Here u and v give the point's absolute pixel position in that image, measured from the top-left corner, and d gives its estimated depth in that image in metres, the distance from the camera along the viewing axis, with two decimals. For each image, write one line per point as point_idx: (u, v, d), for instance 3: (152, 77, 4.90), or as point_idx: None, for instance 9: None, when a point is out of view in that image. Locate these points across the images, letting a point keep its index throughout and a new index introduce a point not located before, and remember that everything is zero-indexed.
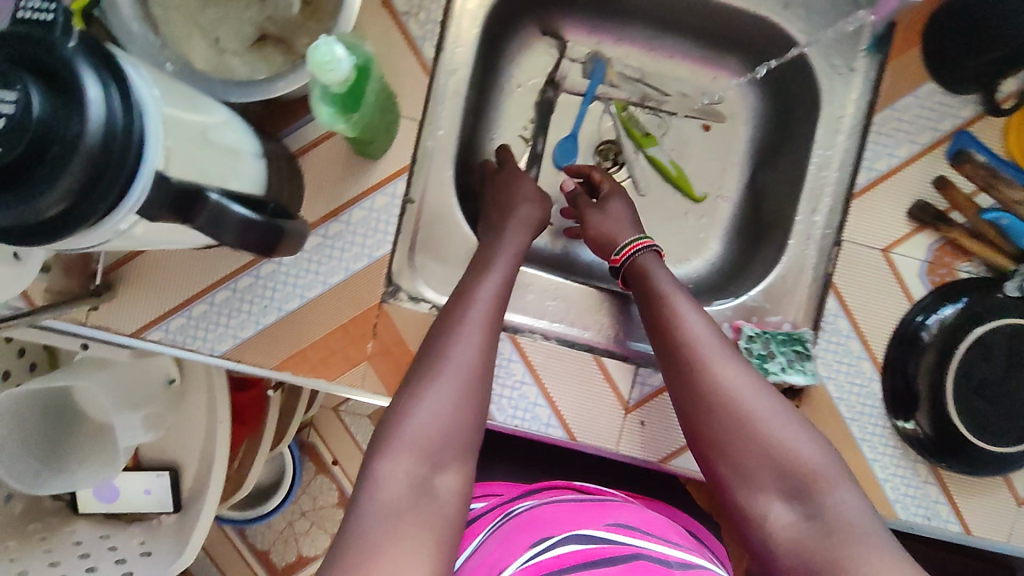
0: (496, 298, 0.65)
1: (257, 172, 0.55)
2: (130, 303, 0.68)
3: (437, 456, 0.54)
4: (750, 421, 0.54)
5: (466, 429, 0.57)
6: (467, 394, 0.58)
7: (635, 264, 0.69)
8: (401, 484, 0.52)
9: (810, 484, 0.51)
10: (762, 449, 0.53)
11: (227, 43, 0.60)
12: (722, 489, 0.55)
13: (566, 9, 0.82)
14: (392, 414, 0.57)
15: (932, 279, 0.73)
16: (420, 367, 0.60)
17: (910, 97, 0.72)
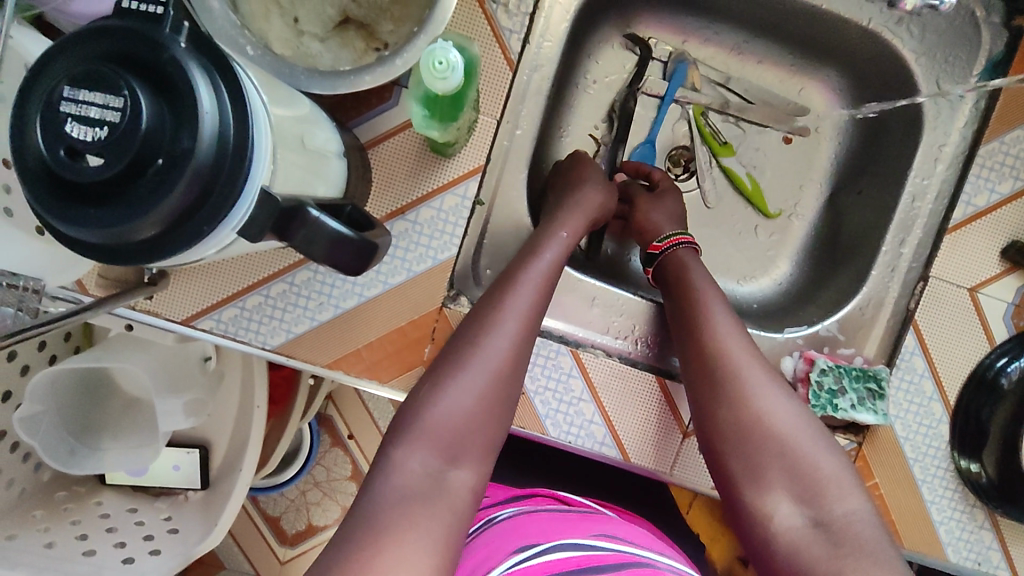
0: (541, 282, 0.60)
1: (339, 173, 0.51)
2: (181, 290, 0.65)
3: (455, 448, 0.52)
4: (766, 424, 0.58)
5: (490, 425, 0.54)
6: (494, 385, 0.55)
7: (678, 258, 0.71)
8: (416, 476, 0.50)
9: (820, 492, 0.54)
10: (776, 452, 0.57)
11: (306, 25, 0.56)
12: (735, 486, 0.58)
13: (655, 4, 0.77)
14: (417, 395, 0.54)
15: (1016, 322, 0.70)
16: (456, 346, 0.56)
17: (1021, 130, 0.67)
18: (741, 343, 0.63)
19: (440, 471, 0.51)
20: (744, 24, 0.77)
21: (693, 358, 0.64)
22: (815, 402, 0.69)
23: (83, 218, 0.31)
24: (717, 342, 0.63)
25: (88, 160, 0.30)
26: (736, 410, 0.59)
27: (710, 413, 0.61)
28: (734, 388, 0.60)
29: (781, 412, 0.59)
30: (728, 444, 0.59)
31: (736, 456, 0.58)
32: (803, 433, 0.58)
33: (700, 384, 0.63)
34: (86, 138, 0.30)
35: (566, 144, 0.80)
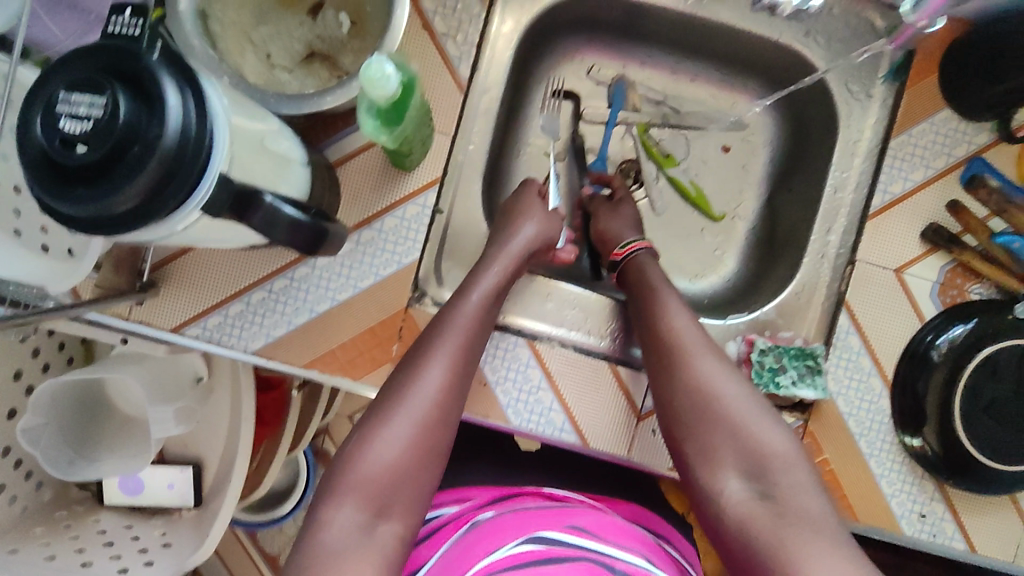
0: (466, 332, 0.66)
1: (301, 179, 0.58)
2: (170, 300, 0.72)
3: (384, 500, 0.58)
4: (713, 406, 0.62)
5: (416, 457, 0.60)
6: (422, 432, 0.61)
7: (637, 262, 0.77)
8: (345, 528, 0.56)
9: (764, 467, 0.59)
10: (723, 431, 0.61)
11: (278, 59, 0.67)
12: (691, 467, 0.63)
13: (594, 33, 0.86)
14: (347, 450, 0.61)
15: (944, 300, 0.75)
16: (385, 398, 0.63)
17: (927, 124, 0.75)
18: (699, 339, 0.67)
19: (370, 522, 0.57)
20: (675, 48, 0.86)
21: (656, 353, 0.68)
22: (759, 380, 0.73)
23: (75, 196, 0.39)
24: (677, 337, 0.67)
25: (76, 148, 0.37)
26: (686, 394, 0.64)
27: (670, 402, 0.65)
28: (693, 380, 0.64)
29: (736, 400, 0.63)
30: (686, 431, 0.64)
31: (693, 441, 0.63)
32: (754, 417, 0.62)
33: (660, 376, 0.67)
34: (76, 129, 0.37)
35: (523, 160, 0.88)
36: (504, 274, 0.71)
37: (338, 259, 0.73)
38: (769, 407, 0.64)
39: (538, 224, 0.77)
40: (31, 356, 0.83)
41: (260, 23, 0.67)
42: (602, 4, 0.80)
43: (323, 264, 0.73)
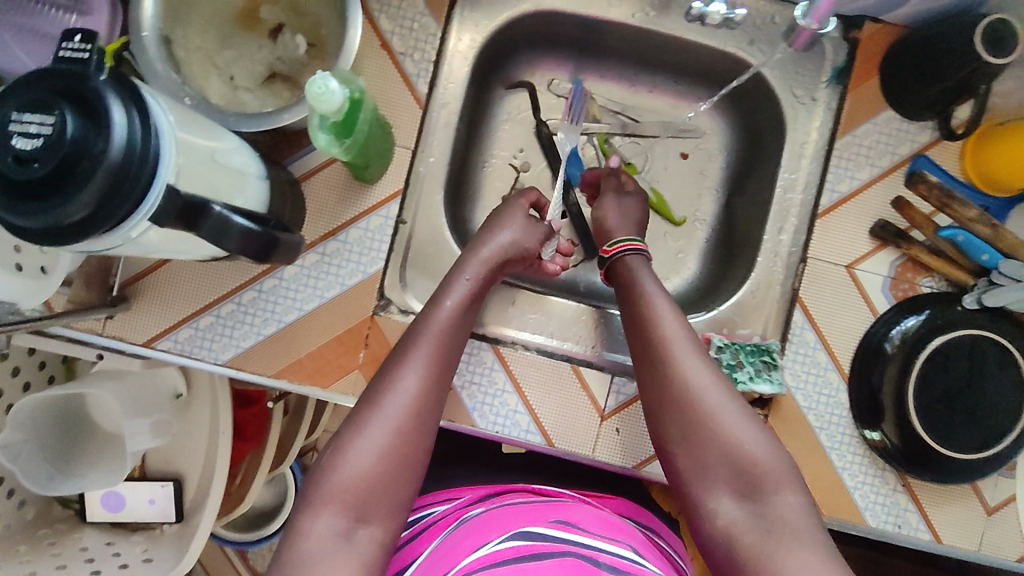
0: (439, 339, 0.66)
1: (258, 191, 0.60)
2: (141, 315, 0.75)
3: (362, 506, 0.57)
4: (710, 420, 0.62)
5: (397, 469, 0.59)
6: (396, 440, 0.60)
7: (626, 264, 0.76)
8: (322, 536, 0.55)
9: (758, 485, 0.59)
10: (720, 449, 0.61)
11: (240, 81, 0.71)
12: (686, 483, 0.63)
13: (551, 49, 0.89)
14: (323, 459, 0.60)
15: (895, 294, 0.77)
16: (361, 407, 0.62)
17: (870, 124, 0.78)
18: (688, 344, 0.67)
19: (350, 527, 0.56)
20: (630, 60, 0.90)
21: (648, 360, 0.68)
22: None
23: (31, 209, 0.41)
24: (668, 343, 0.67)
25: (29, 165, 0.40)
26: (684, 407, 0.64)
27: (663, 413, 0.65)
28: (684, 389, 0.64)
29: (727, 412, 0.63)
30: (679, 443, 0.64)
31: (685, 453, 0.63)
32: (747, 428, 0.62)
33: (652, 385, 0.67)
34: (27, 147, 0.40)
35: (487, 172, 0.91)
36: (478, 282, 0.72)
37: (304, 271, 0.75)
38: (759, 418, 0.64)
39: (516, 232, 0.78)
40: (11, 375, 0.85)
41: (224, 48, 0.71)
42: (556, 21, 0.84)
43: (290, 276, 0.75)
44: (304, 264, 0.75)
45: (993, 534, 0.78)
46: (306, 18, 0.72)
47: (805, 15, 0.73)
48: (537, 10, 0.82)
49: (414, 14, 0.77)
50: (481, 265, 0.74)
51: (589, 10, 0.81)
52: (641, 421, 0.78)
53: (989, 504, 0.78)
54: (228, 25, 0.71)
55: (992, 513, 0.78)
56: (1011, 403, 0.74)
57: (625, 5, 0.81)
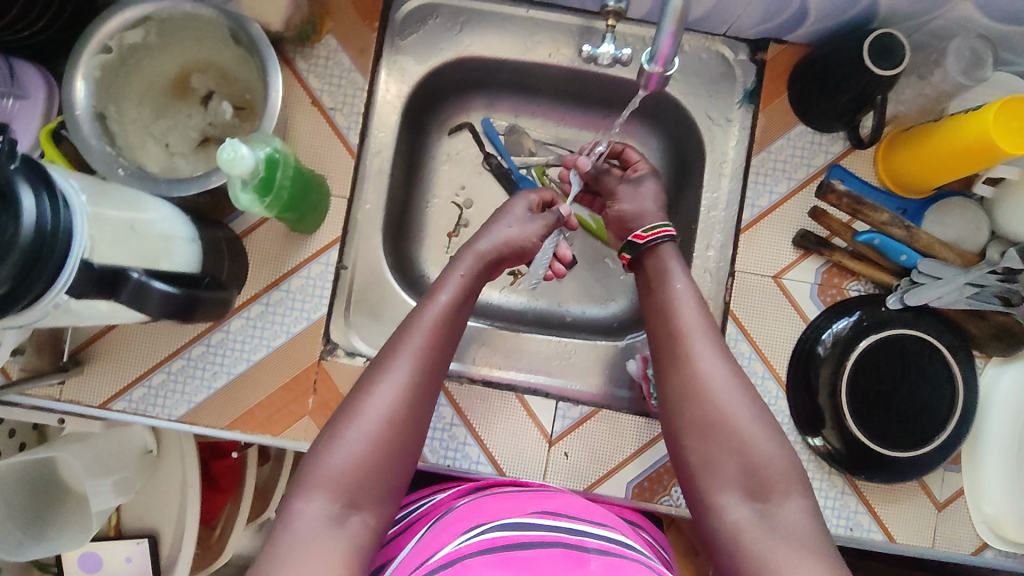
0: (434, 328, 0.66)
1: (188, 252, 0.63)
2: (94, 378, 0.78)
3: (355, 492, 0.58)
4: (725, 421, 0.63)
5: (385, 461, 0.60)
6: (389, 429, 0.61)
7: (656, 250, 0.76)
8: (315, 519, 0.56)
9: (766, 486, 0.60)
10: (732, 448, 0.62)
11: (176, 147, 0.75)
12: (695, 478, 0.64)
13: (481, 90, 0.93)
14: (315, 448, 0.60)
15: (824, 299, 0.80)
16: (354, 396, 0.63)
17: (783, 139, 0.81)
18: (707, 337, 0.68)
19: (341, 513, 0.57)
20: (557, 96, 0.93)
21: (666, 357, 0.69)
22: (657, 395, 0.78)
23: None
24: (684, 340, 0.68)
25: None
26: (700, 404, 0.65)
27: (677, 407, 0.66)
28: (700, 387, 0.65)
29: (741, 411, 0.64)
30: (692, 437, 0.65)
31: (697, 448, 0.64)
32: (758, 429, 0.63)
33: (668, 380, 0.68)
34: None
35: (430, 211, 0.94)
36: (469, 276, 0.72)
37: (249, 323, 0.78)
38: (772, 418, 0.65)
39: (515, 226, 0.77)
40: None
41: (159, 117, 0.75)
42: (480, 66, 0.88)
43: (236, 328, 0.78)
44: (250, 316, 0.78)
45: (945, 529, 0.80)
46: (234, 85, 0.76)
47: (648, 60, 0.56)
48: (460, 57, 0.86)
49: (341, 70, 0.81)
50: (476, 260, 0.73)
51: (509, 53, 0.85)
52: (588, 444, 0.80)
53: (939, 499, 0.80)
54: (161, 97, 0.75)
55: (942, 508, 0.80)
56: (943, 390, 0.76)
57: (542, 46, 0.85)
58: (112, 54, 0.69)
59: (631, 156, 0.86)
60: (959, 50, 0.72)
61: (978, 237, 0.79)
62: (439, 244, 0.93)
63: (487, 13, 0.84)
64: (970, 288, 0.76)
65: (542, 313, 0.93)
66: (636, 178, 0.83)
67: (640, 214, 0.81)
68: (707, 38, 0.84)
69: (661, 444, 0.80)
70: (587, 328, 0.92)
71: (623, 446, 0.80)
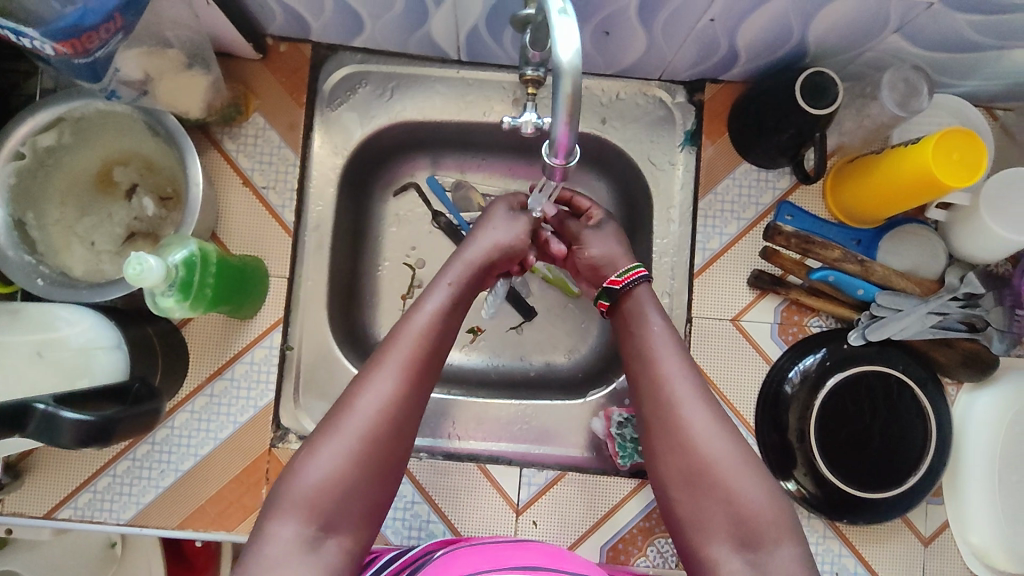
0: (417, 340, 0.62)
1: (112, 361, 0.60)
2: (38, 488, 0.75)
3: (329, 515, 0.53)
4: (710, 467, 0.57)
5: (362, 483, 0.55)
6: (367, 447, 0.56)
7: (634, 295, 0.69)
8: (287, 543, 0.51)
9: (758, 535, 0.55)
10: (720, 496, 0.57)
11: (102, 246, 0.72)
12: (682, 528, 0.58)
13: (423, 148, 0.90)
14: (292, 466, 0.56)
15: (786, 338, 0.78)
16: (334, 411, 0.58)
17: (729, 179, 0.80)
18: (684, 375, 0.62)
19: (316, 537, 0.53)
20: (499, 150, 0.90)
21: (645, 401, 0.63)
22: (622, 454, 0.76)
23: None
24: (662, 381, 0.62)
25: None
26: (683, 450, 0.59)
27: (662, 455, 0.60)
28: (681, 432, 0.59)
29: (727, 456, 0.58)
30: (678, 486, 0.59)
31: (687, 500, 0.58)
32: (744, 472, 0.57)
33: (650, 425, 0.62)
34: None
35: (381, 275, 0.90)
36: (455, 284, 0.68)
37: (194, 416, 0.76)
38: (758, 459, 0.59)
39: (501, 228, 0.72)
40: None
41: (83, 215, 0.72)
42: (417, 128, 0.85)
43: (180, 423, 0.76)
44: (194, 408, 0.76)
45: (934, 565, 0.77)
46: (159, 174, 0.74)
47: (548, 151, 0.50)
48: (395, 122, 0.83)
49: (270, 148, 0.78)
50: (465, 267, 0.69)
51: (445, 114, 0.83)
52: (558, 510, 0.76)
53: (925, 534, 0.77)
54: (83, 194, 0.73)
55: (929, 543, 0.77)
56: (914, 425, 0.74)
57: (477, 105, 0.83)
58: (26, 159, 0.67)
59: (584, 204, 0.78)
60: (893, 82, 0.71)
61: (935, 263, 0.77)
62: (393, 308, 0.90)
63: (418, 76, 0.82)
64: (934, 316, 0.74)
65: (504, 372, 0.90)
66: (596, 224, 0.76)
67: (611, 260, 0.74)
68: (643, 83, 0.82)
69: (632, 502, 0.77)
70: (551, 382, 0.88)
71: (593, 509, 0.76)
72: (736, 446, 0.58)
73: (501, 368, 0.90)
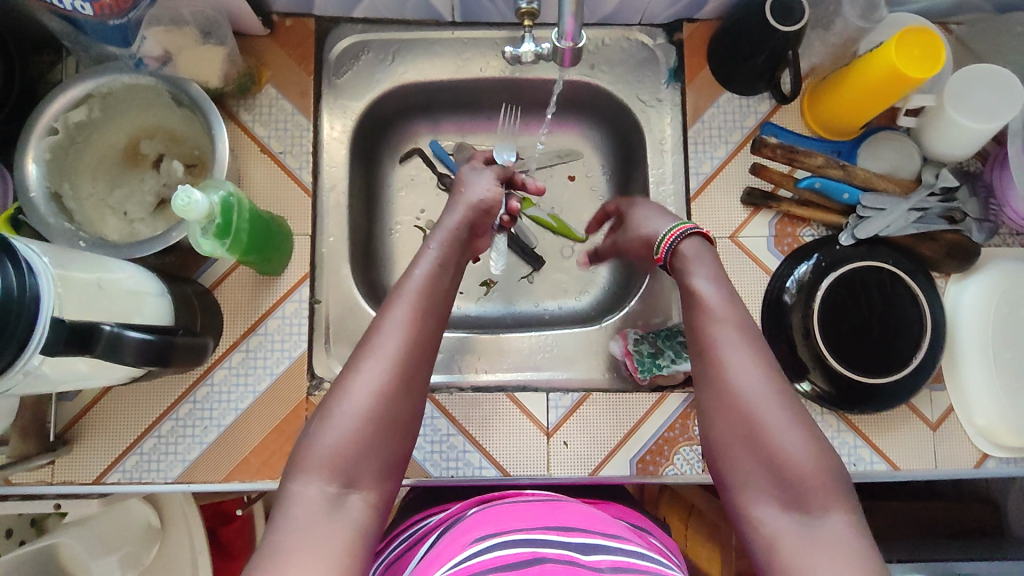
0: (415, 297, 0.64)
1: (160, 308, 0.65)
2: (87, 454, 0.77)
3: (351, 471, 0.55)
4: (759, 429, 0.56)
5: (375, 440, 0.57)
6: (379, 403, 0.57)
7: (680, 256, 0.68)
8: (311, 501, 0.53)
9: (807, 497, 0.54)
10: (767, 458, 0.55)
11: (134, 214, 0.76)
12: (728, 485, 0.58)
13: (424, 114, 0.95)
14: (308, 431, 0.57)
15: (781, 249, 0.84)
16: (348, 363, 0.60)
17: (713, 108, 0.86)
18: (740, 335, 0.60)
19: (339, 494, 0.54)
20: (497, 108, 0.96)
21: (697, 364, 0.62)
22: (642, 367, 0.81)
23: None
24: (716, 346, 0.60)
25: None
26: (733, 412, 0.58)
27: (714, 416, 0.59)
28: (732, 396, 0.58)
29: (778, 418, 0.56)
30: (725, 444, 0.58)
31: (733, 458, 0.57)
32: (797, 436, 0.55)
33: (701, 386, 0.61)
34: None
35: (395, 237, 0.95)
36: (446, 247, 0.70)
37: (231, 372, 0.79)
38: (812, 421, 0.57)
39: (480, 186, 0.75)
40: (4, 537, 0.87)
41: (114, 188, 0.76)
42: (419, 91, 0.90)
43: (218, 379, 0.79)
44: (231, 364, 0.80)
45: (945, 448, 0.81)
46: (183, 144, 0.79)
47: (558, 37, 0.62)
48: (397, 85, 0.88)
49: (285, 115, 0.83)
50: (448, 234, 0.71)
51: (444, 75, 0.89)
52: (586, 428, 0.80)
53: (932, 419, 0.82)
54: (114, 168, 0.77)
55: (937, 428, 0.82)
56: (910, 313, 0.79)
57: (474, 63, 0.89)
58: (60, 135, 0.71)
59: (614, 205, 0.83)
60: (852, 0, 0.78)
61: (912, 165, 0.83)
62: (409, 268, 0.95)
63: (416, 41, 0.88)
64: (915, 212, 0.80)
65: (521, 317, 0.94)
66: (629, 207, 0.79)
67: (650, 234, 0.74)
68: (625, 29, 0.88)
69: (656, 414, 0.81)
70: (567, 321, 0.93)
71: (619, 425, 0.81)
72: (789, 410, 0.56)
73: (518, 312, 0.94)
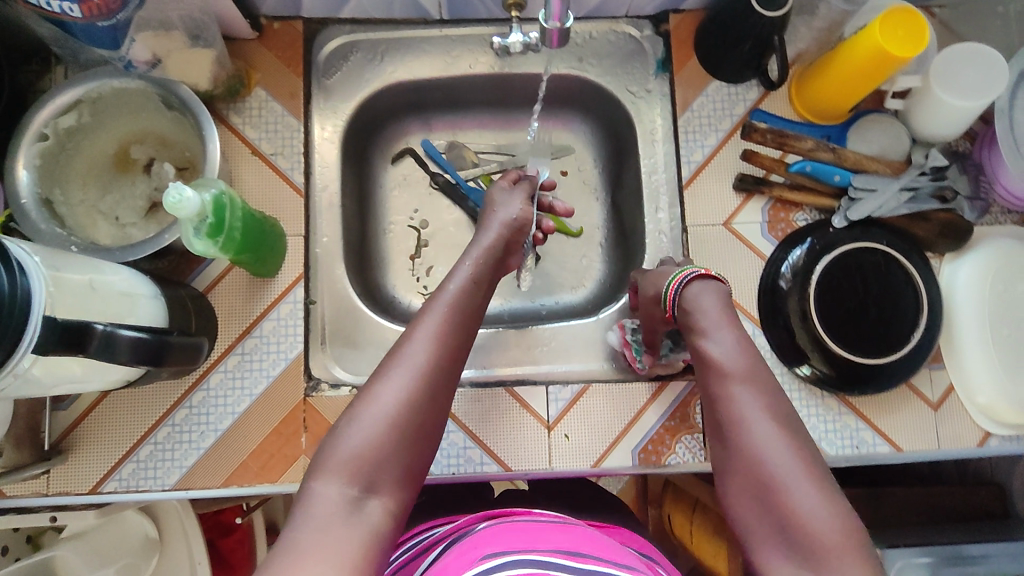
0: (449, 308, 0.64)
1: (153, 309, 0.64)
2: (83, 463, 0.76)
3: (372, 475, 0.53)
4: (771, 486, 0.54)
5: (398, 450, 0.55)
6: (408, 410, 0.56)
7: (687, 308, 0.68)
8: (332, 504, 0.51)
9: (823, 560, 0.50)
10: (780, 516, 0.53)
11: (126, 219, 0.76)
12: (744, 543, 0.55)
13: (414, 113, 0.95)
14: (332, 433, 0.56)
15: (775, 235, 0.83)
16: (378, 369, 0.59)
17: (702, 97, 0.86)
18: (749, 387, 0.60)
19: (358, 497, 0.52)
20: (487, 105, 0.96)
21: (713, 419, 0.61)
22: (639, 357, 0.80)
23: None
24: (730, 401, 0.59)
25: None
26: (744, 468, 0.56)
27: (727, 471, 0.57)
28: (744, 450, 0.56)
29: (791, 475, 0.54)
30: (739, 501, 0.56)
31: (748, 516, 0.55)
32: (812, 492, 0.52)
33: (716, 441, 0.60)
34: None
35: (389, 237, 0.95)
36: (478, 264, 0.70)
37: (227, 375, 0.79)
38: (832, 478, 0.54)
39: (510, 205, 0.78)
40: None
41: (105, 194, 0.76)
42: (408, 90, 0.90)
43: (214, 384, 0.78)
44: (227, 368, 0.79)
45: (947, 428, 0.81)
46: (173, 148, 0.79)
47: (545, 19, 0.64)
48: (387, 85, 0.89)
49: (275, 117, 0.83)
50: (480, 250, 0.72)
51: (433, 72, 0.89)
52: (586, 420, 0.80)
53: (933, 399, 0.82)
54: (104, 174, 0.77)
55: (938, 408, 0.81)
56: (906, 294, 0.79)
57: (463, 59, 0.89)
58: (50, 140, 0.71)
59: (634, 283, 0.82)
60: None
61: (901, 146, 0.83)
62: (403, 267, 0.94)
63: (404, 40, 0.88)
64: (907, 192, 0.80)
65: (517, 313, 0.93)
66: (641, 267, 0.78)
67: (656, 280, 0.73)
68: (612, 22, 0.89)
69: (656, 404, 0.80)
70: (564, 315, 0.92)
71: (620, 416, 0.80)
72: (802, 467, 0.54)
73: (514, 308, 0.94)
